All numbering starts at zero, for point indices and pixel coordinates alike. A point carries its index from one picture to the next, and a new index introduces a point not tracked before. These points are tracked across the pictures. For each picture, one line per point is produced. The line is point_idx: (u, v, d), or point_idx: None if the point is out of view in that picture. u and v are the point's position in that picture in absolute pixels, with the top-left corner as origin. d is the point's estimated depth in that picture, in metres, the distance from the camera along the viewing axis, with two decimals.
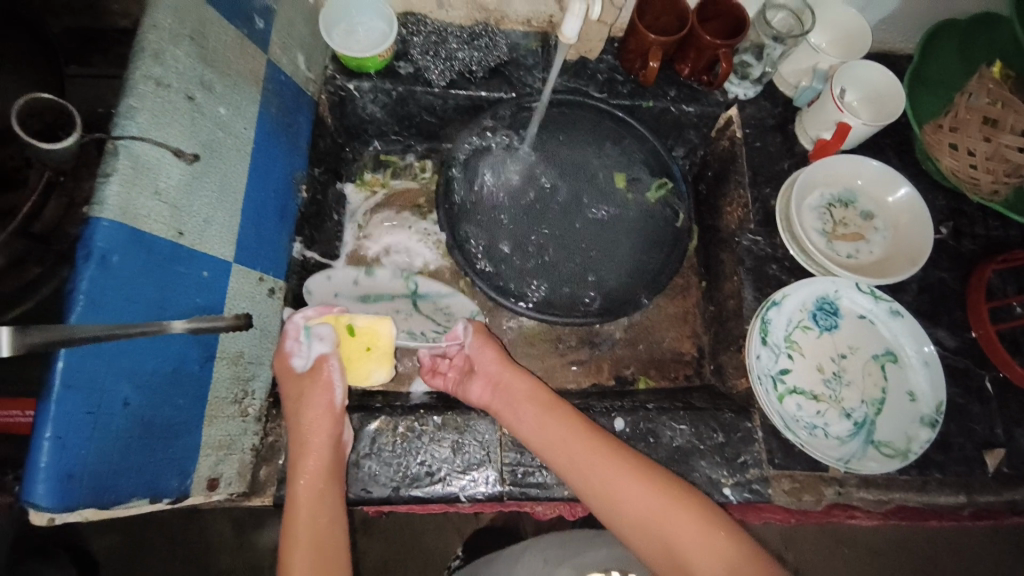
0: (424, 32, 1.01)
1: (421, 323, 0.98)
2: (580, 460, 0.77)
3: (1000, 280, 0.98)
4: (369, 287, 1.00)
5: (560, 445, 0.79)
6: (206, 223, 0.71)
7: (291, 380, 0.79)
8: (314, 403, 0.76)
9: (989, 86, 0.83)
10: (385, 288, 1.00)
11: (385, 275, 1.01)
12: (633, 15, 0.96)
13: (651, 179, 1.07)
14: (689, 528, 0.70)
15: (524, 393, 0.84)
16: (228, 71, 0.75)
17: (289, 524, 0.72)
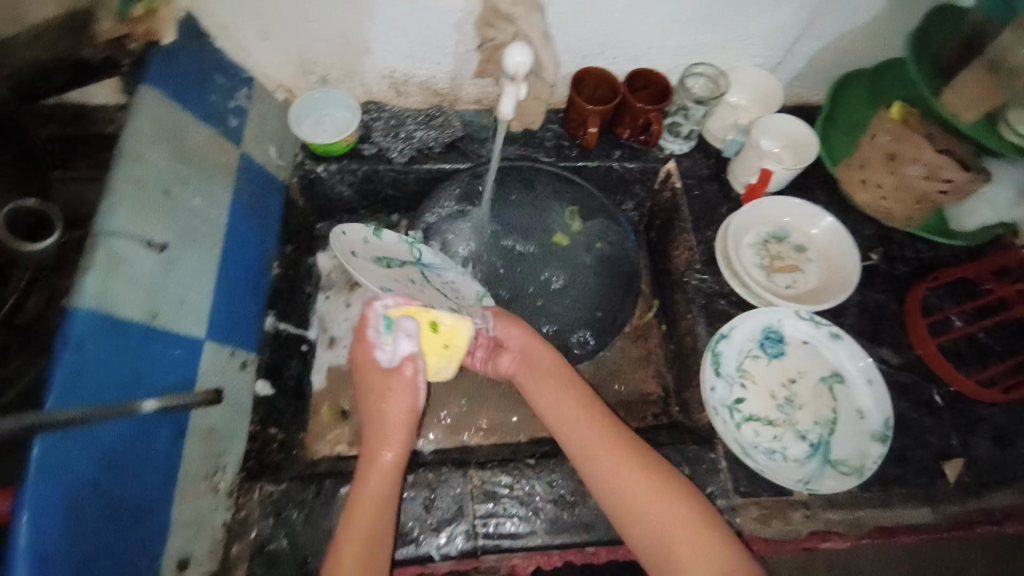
0: (384, 118, 1.12)
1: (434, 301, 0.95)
2: (592, 442, 0.82)
3: (936, 297, 1.05)
4: (380, 248, 0.95)
5: (577, 423, 0.84)
6: (181, 304, 0.77)
7: (371, 379, 0.89)
8: (393, 401, 0.87)
9: (888, 125, 0.93)
10: (386, 253, 0.96)
11: (392, 236, 0.93)
12: (571, 91, 1.07)
13: (563, 211, 1.16)
14: (682, 522, 0.74)
15: (554, 372, 0.90)
16: (204, 165, 0.84)
17: (353, 509, 0.77)
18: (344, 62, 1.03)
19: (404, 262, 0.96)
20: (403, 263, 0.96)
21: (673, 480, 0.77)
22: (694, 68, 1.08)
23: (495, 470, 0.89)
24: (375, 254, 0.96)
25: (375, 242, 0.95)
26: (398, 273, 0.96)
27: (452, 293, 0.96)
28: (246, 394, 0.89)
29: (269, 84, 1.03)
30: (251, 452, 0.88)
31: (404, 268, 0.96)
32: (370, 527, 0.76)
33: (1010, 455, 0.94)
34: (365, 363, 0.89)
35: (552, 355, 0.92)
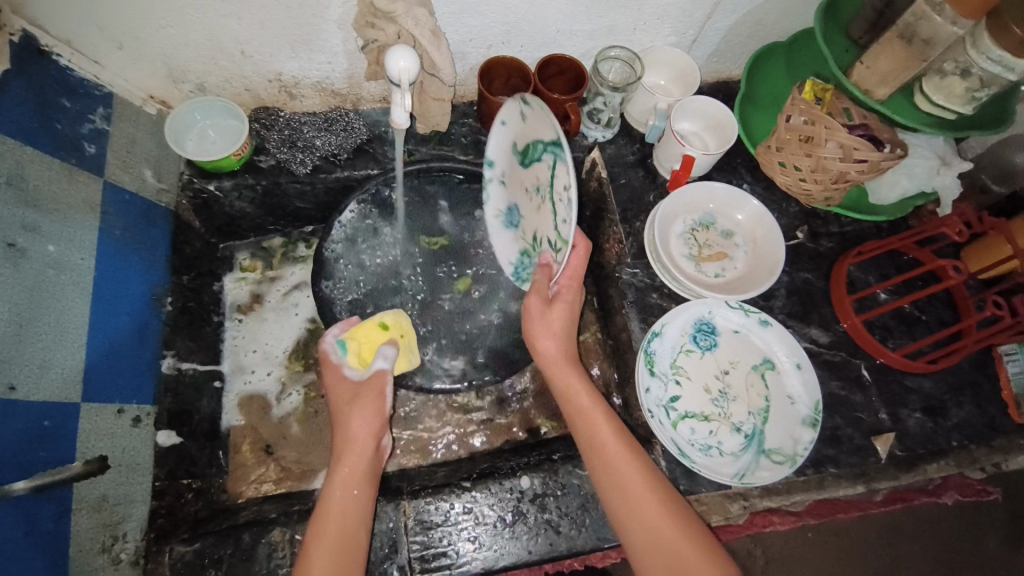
0: (280, 125, 1.01)
1: (547, 222, 0.82)
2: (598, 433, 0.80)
3: (861, 271, 1.06)
4: (528, 131, 0.83)
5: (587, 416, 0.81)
6: (46, 367, 0.68)
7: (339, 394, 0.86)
8: (358, 412, 0.83)
9: (801, 107, 0.89)
10: (535, 137, 0.82)
11: (535, 109, 0.81)
12: (479, 85, 1.00)
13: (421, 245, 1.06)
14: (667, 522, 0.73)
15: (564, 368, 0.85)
16: (56, 206, 0.74)
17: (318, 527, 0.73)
18: (220, 68, 0.92)
19: (546, 149, 0.81)
20: (543, 153, 0.82)
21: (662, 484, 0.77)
22: (607, 52, 1.03)
23: (430, 498, 0.84)
24: (521, 141, 0.85)
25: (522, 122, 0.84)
26: (535, 171, 0.84)
27: (563, 217, 0.78)
28: (145, 452, 0.81)
29: (134, 97, 0.92)
30: (159, 509, 0.80)
31: (545, 155, 0.81)
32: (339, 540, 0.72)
33: (939, 424, 0.96)
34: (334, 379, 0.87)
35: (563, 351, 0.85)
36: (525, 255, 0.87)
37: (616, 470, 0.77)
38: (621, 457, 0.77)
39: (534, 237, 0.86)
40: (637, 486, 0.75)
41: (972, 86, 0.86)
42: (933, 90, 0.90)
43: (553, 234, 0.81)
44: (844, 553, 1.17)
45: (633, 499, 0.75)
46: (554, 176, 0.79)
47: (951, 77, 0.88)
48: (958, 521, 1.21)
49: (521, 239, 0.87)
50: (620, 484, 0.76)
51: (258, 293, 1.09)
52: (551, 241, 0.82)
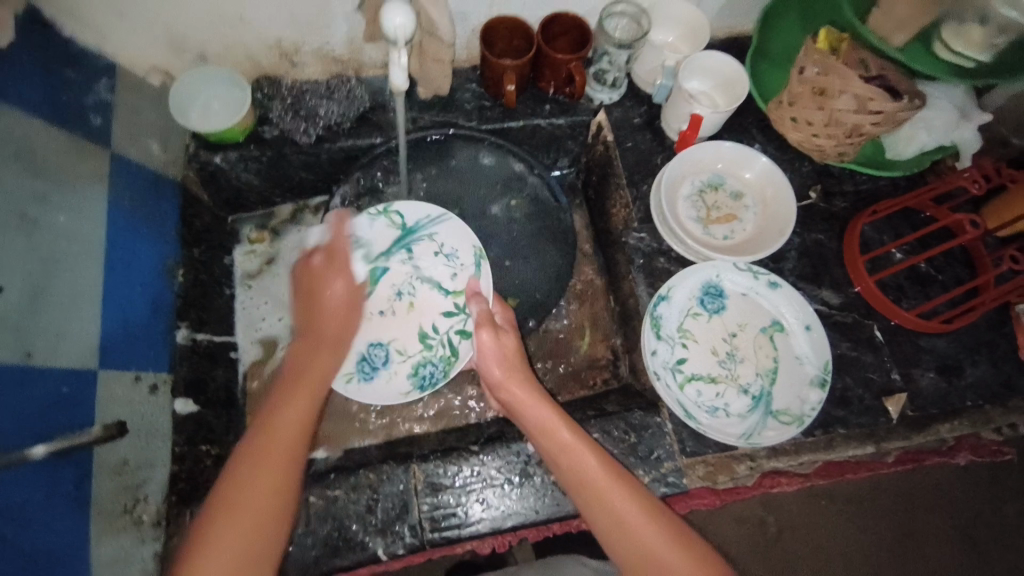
0: (282, 95, 1.01)
1: (429, 314, 0.94)
2: (550, 430, 0.78)
3: (876, 232, 1.03)
4: (362, 247, 0.94)
5: (538, 419, 0.79)
6: (62, 335, 0.71)
7: (322, 275, 0.85)
8: (339, 306, 0.84)
9: (815, 58, 0.86)
10: (377, 248, 0.95)
11: (364, 221, 0.94)
12: (481, 48, 0.97)
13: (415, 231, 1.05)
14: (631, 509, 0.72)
15: (512, 375, 0.82)
16: (63, 178, 0.75)
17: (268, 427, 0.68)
18: (220, 36, 0.92)
19: (391, 252, 0.95)
20: (386, 264, 0.95)
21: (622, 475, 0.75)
22: (614, 8, 1.00)
23: (439, 461, 0.86)
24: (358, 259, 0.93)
25: (352, 243, 0.93)
26: (388, 279, 0.94)
27: (452, 264, 0.95)
28: (162, 417, 0.84)
29: (137, 67, 0.92)
30: (179, 474, 0.83)
31: (393, 255, 0.95)
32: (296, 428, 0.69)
33: (955, 384, 0.95)
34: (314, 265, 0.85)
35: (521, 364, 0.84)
36: (422, 363, 0.92)
37: (597, 493, 0.73)
38: (598, 484, 0.73)
39: (421, 334, 0.93)
40: (622, 508, 0.72)
41: (991, 32, 0.85)
42: (952, 38, 0.86)
43: (444, 306, 0.94)
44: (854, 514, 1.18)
45: (617, 516, 0.71)
46: (414, 263, 0.95)
47: (970, 25, 0.85)
48: (971, 483, 1.20)
49: (407, 360, 0.92)
50: (602, 506, 0.72)
51: (264, 264, 1.10)
52: (447, 313, 0.94)
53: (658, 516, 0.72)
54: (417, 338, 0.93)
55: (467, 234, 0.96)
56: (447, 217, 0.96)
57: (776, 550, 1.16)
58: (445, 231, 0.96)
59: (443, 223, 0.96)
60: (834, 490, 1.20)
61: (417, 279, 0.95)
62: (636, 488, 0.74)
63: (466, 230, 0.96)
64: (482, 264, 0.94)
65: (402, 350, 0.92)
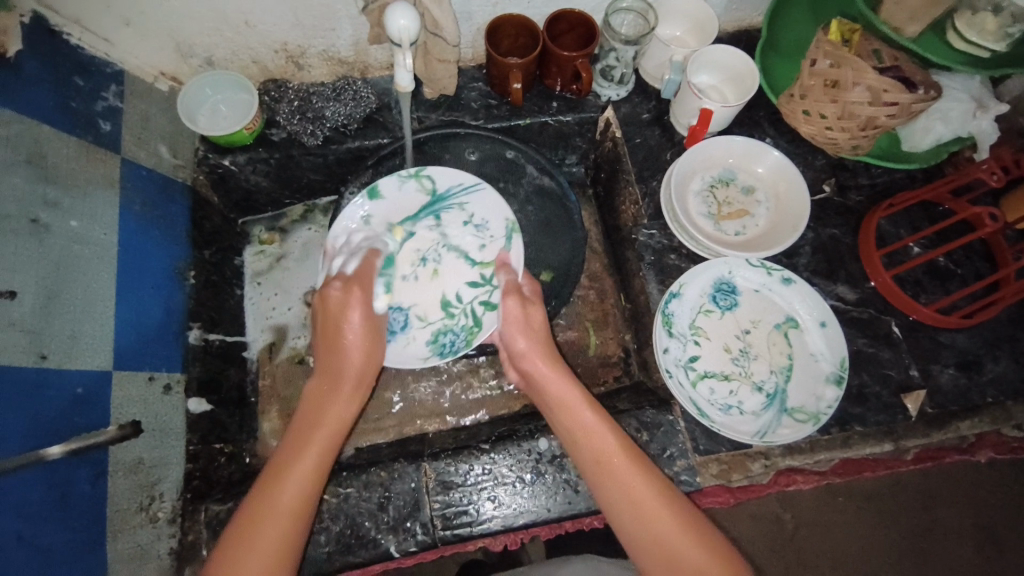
0: (289, 97, 1.01)
1: (454, 281, 0.93)
2: (569, 404, 0.77)
3: (892, 225, 1.01)
4: (388, 211, 0.94)
5: (557, 395, 0.78)
6: (75, 337, 0.71)
7: (347, 311, 0.80)
8: (358, 351, 0.79)
9: (825, 49, 0.85)
10: (403, 213, 0.94)
11: (392, 187, 0.94)
12: (487, 47, 0.97)
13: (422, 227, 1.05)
14: (643, 490, 0.71)
15: (536, 351, 0.81)
16: (75, 183, 0.76)
17: (262, 500, 0.66)
18: (226, 39, 0.92)
19: (420, 218, 0.94)
20: (413, 229, 0.94)
21: (637, 455, 0.74)
22: (619, 4, 0.99)
23: (450, 459, 0.86)
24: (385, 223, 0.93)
25: (377, 207, 0.93)
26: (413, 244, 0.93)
27: (481, 233, 0.94)
28: (177, 417, 0.84)
29: (146, 74, 0.92)
30: (194, 472, 0.84)
31: (420, 221, 0.94)
32: (294, 507, 0.67)
33: (976, 380, 0.93)
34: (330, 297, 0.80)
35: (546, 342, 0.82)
36: (442, 332, 0.91)
37: (611, 473, 0.73)
38: (613, 463, 0.73)
39: (444, 302, 0.92)
40: (636, 488, 0.71)
41: (1005, 21, 0.81)
42: (966, 27, 0.84)
43: (471, 275, 0.93)
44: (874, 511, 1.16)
45: (631, 496, 0.71)
46: (442, 228, 0.94)
47: (984, 14, 0.83)
48: (994, 481, 1.18)
49: (428, 326, 0.91)
50: (615, 487, 0.72)
51: (272, 264, 1.10)
52: (472, 282, 0.93)
53: (670, 502, 0.71)
54: (439, 306, 0.92)
55: (499, 205, 0.95)
56: (479, 187, 0.95)
57: (794, 548, 1.14)
58: (478, 202, 0.95)
59: (476, 192, 0.95)
60: (854, 488, 1.18)
61: (444, 246, 0.94)
62: (650, 469, 0.74)
63: (500, 201, 0.95)
64: (513, 238, 0.93)
65: (423, 316, 0.91)
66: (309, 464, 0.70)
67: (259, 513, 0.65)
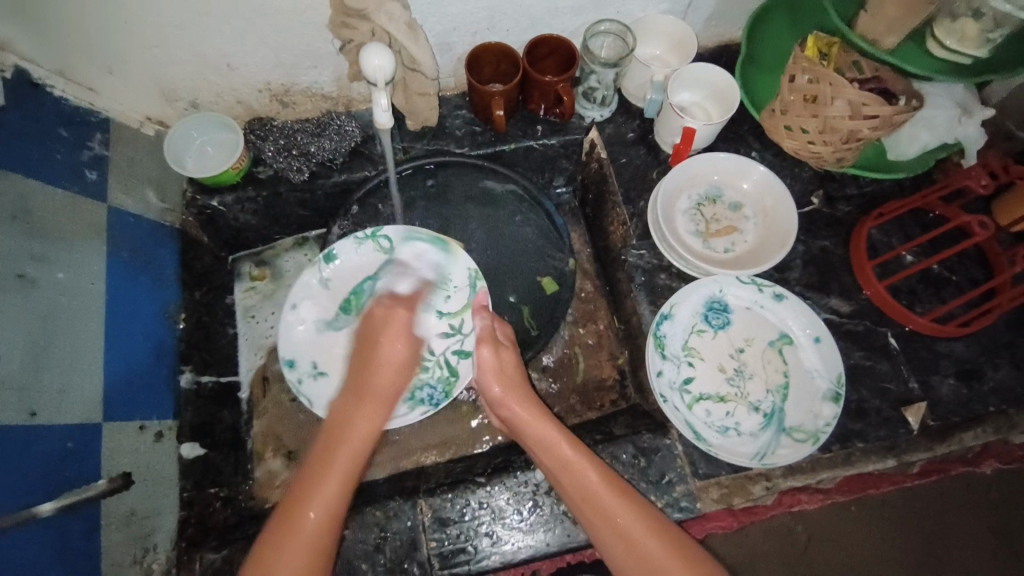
0: (274, 135, 1.02)
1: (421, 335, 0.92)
2: (552, 447, 0.78)
3: (883, 234, 1.00)
4: (346, 276, 0.95)
5: (541, 442, 0.79)
6: (64, 391, 0.71)
7: (389, 328, 0.81)
8: (388, 374, 0.78)
9: (803, 66, 0.85)
10: (362, 275, 0.95)
11: (348, 249, 0.95)
12: (468, 76, 0.97)
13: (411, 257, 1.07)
14: (637, 528, 0.71)
15: (527, 409, 0.82)
16: (62, 235, 0.76)
17: (289, 519, 0.67)
18: (209, 83, 0.93)
19: (377, 279, 0.94)
20: (372, 286, 0.94)
21: (628, 491, 0.75)
22: (597, 27, 0.99)
23: (446, 495, 0.85)
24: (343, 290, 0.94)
25: (337, 272, 0.95)
26: (371, 306, 0.94)
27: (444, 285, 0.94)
28: (169, 465, 0.85)
29: (132, 120, 0.93)
30: (189, 518, 0.84)
31: (379, 280, 0.94)
32: (318, 528, 0.67)
33: (977, 390, 0.91)
34: (377, 308, 0.85)
35: (530, 399, 0.83)
36: (417, 386, 0.90)
37: (596, 506, 0.74)
38: (603, 501, 0.74)
39: None
40: (630, 526, 0.72)
41: (985, 27, 0.81)
42: (944, 34, 0.84)
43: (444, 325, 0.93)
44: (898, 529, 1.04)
45: (625, 534, 0.71)
46: (402, 284, 0.94)
47: (964, 20, 0.82)
48: None
49: None
50: (609, 528, 0.72)
51: (259, 300, 1.10)
52: (445, 333, 0.92)
53: (668, 537, 0.71)
54: None
55: (459, 254, 0.96)
56: (439, 241, 0.95)
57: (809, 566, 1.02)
58: (438, 255, 0.96)
59: (441, 250, 0.95)
60: None
61: None
62: (640, 503, 0.74)
63: (462, 253, 0.95)
64: (477, 285, 0.94)
65: None
66: (338, 480, 0.70)
67: (290, 531, 0.66)
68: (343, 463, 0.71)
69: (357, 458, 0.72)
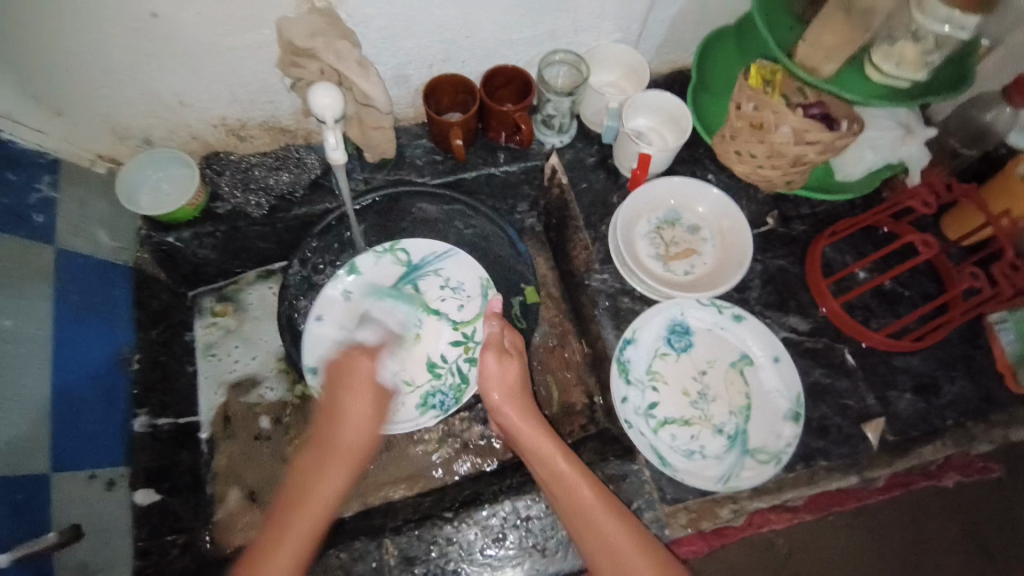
0: (230, 169, 1.01)
1: (436, 344, 0.97)
2: (546, 455, 0.79)
3: (838, 252, 1.02)
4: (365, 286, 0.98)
5: (535, 451, 0.80)
6: (10, 442, 0.69)
7: (355, 379, 0.83)
8: (356, 420, 0.80)
9: (749, 94, 0.87)
10: (381, 286, 0.98)
11: (368, 261, 0.99)
12: (425, 108, 0.98)
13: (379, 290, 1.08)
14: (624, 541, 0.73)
15: (522, 422, 0.82)
16: (7, 280, 0.75)
17: None
18: (162, 119, 0.92)
19: (399, 288, 0.99)
20: (394, 296, 0.98)
21: (616, 505, 0.77)
22: (551, 58, 1.01)
23: (412, 532, 0.84)
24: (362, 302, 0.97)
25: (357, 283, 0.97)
26: (390, 314, 0.97)
27: (459, 294, 0.99)
28: (123, 513, 0.82)
29: (82, 159, 0.92)
30: (146, 568, 0.80)
31: (401, 290, 0.99)
32: None
33: (935, 403, 0.93)
34: (355, 369, 0.84)
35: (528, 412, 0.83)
36: (431, 394, 0.94)
37: (587, 517, 0.75)
38: (596, 513, 0.75)
39: (429, 364, 0.95)
40: (619, 545, 0.73)
41: (925, 48, 0.85)
42: (883, 59, 0.88)
43: (457, 333, 0.97)
44: (872, 545, 1.03)
45: (613, 551, 0.73)
46: (421, 292, 0.99)
47: (902, 43, 0.86)
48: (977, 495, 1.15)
49: (414, 391, 0.93)
50: (597, 539, 0.74)
51: (220, 336, 1.09)
52: (457, 340, 0.97)
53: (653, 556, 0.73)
54: (426, 368, 0.95)
55: (471, 266, 1.01)
56: (452, 253, 1.01)
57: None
58: (452, 266, 1.01)
59: (448, 258, 1.01)
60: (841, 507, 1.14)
61: (421, 311, 0.98)
62: (627, 517, 0.76)
63: (472, 262, 1.01)
64: (488, 294, 0.99)
65: (411, 381, 0.93)
66: (304, 533, 0.70)
67: None
68: (302, 527, 0.70)
69: (319, 510, 0.72)
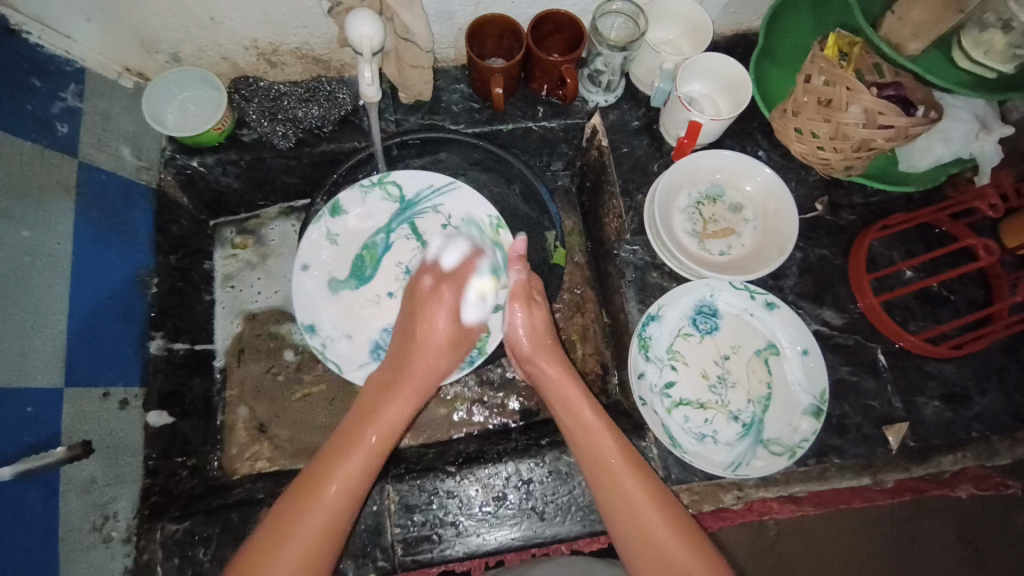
0: (259, 96, 0.97)
1: None
2: (572, 404, 0.78)
3: (884, 248, 0.97)
4: (348, 233, 0.93)
5: (563, 401, 0.78)
6: (24, 355, 0.69)
7: (429, 304, 0.82)
8: (432, 351, 0.80)
9: (821, 66, 0.80)
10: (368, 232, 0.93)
11: (355, 198, 0.93)
12: (466, 49, 0.92)
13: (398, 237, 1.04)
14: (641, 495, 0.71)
15: (553, 368, 0.81)
16: (28, 190, 0.73)
17: (308, 487, 0.68)
18: (191, 36, 0.88)
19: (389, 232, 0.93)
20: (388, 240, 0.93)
21: (639, 464, 0.74)
22: (608, 6, 0.93)
23: (415, 481, 0.84)
24: (353, 251, 0.92)
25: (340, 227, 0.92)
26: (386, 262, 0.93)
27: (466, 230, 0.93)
28: (135, 433, 0.83)
29: (110, 71, 0.88)
30: (153, 487, 0.82)
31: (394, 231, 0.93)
32: (338, 500, 0.68)
33: (962, 414, 0.90)
34: (424, 291, 0.84)
35: (556, 364, 0.81)
36: None
37: (606, 469, 0.73)
38: (613, 464, 0.73)
39: None
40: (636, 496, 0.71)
41: (1013, 41, 0.76)
42: (971, 46, 0.80)
43: None
44: (871, 540, 1.03)
45: (629, 498, 0.71)
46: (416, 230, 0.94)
47: (992, 31, 0.78)
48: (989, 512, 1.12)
49: None
50: (613, 487, 0.72)
51: (239, 268, 1.08)
52: None
53: (675, 519, 0.70)
54: None
55: (473, 201, 0.94)
56: (453, 186, 0.94)
57: (777, 556, 1.03)
58: (454, 200, 0.94)
59: (452, 191, 0.94)
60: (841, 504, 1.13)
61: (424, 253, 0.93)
62: (650, 477, 0.74)
63: (477, 197, 0.93)
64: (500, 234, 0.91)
65: None
66: (363, 456, 0.71)
67: (313, 490, 0.68)
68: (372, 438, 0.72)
69: (384, 440, 0.73)
